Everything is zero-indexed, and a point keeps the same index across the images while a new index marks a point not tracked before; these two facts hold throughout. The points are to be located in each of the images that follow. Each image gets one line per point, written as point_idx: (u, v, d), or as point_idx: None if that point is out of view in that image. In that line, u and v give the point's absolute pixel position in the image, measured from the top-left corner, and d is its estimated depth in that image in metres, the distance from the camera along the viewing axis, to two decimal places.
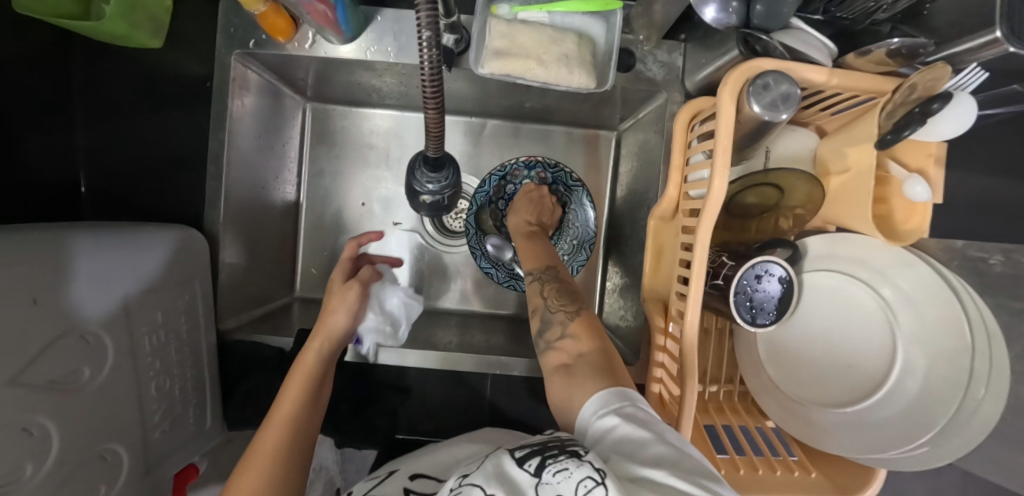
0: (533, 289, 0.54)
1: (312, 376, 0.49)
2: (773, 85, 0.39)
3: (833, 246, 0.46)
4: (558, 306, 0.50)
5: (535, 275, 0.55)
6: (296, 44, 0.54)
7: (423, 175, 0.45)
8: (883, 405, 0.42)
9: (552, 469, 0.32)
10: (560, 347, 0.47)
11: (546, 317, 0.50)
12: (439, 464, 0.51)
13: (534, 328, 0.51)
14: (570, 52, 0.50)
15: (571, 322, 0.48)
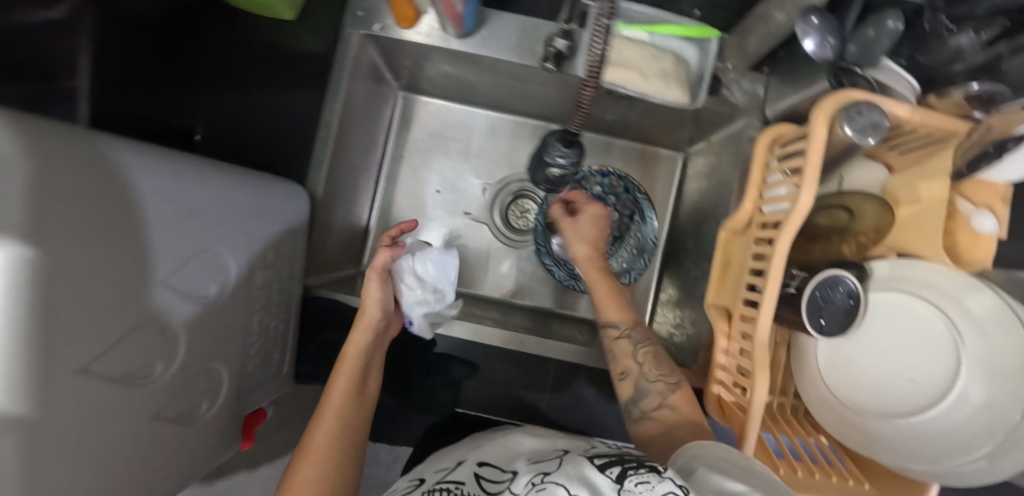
0: (621, 348, 0.55)
1: (355, 372, 0.56)
2: (866, 112, 0.43)
3: (899, 269, 0.50)
4: (655, 377, 0.52)
5: (621, 333, 0.56)
6: (416, 31, 0.60)
7: (556, 148, 0.58)
8: (946, 415, 0.45)
9: (636, 478, 0.32)
10: (659, 417, 0.50)
11: (643, 386, 0.52)
12: (505, 455, 0.50)
13: (628, 394, 0.53)
14: (667, 70, 0.55)
15: (672, 393, 0.51)
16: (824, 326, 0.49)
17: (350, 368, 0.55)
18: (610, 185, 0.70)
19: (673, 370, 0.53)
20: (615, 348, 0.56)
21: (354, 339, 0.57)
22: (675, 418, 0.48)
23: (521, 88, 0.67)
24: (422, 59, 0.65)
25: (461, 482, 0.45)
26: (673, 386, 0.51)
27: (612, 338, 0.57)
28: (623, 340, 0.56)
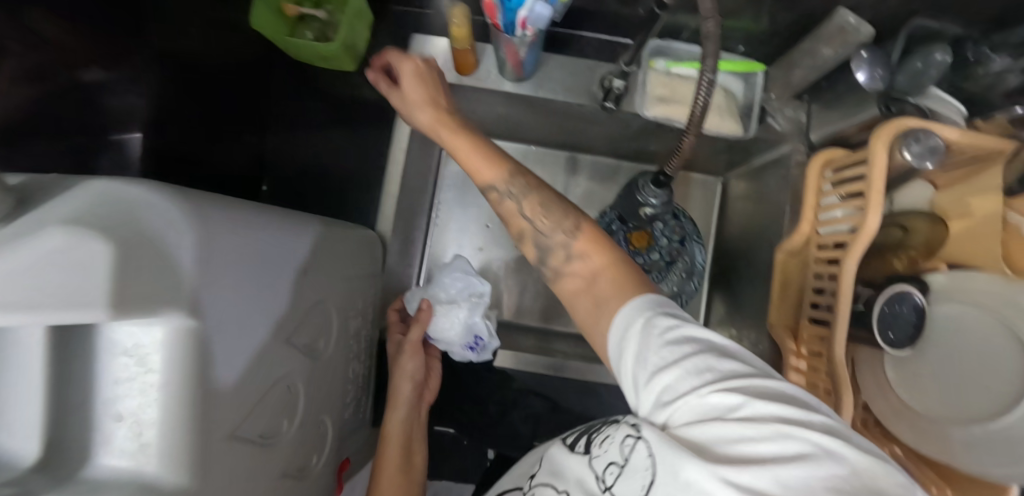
0: (507, 208, 0.46)
1: (398, 446, 0.55)
2: (924, 138, 0.47)
3: (955, 281, 0.52)
4: (551, 227, 0.44)
5: (501, 194, 0.46)
6: (474, 76, 0.62)
7: (648, 190, 0.56)
8: (1013, 417, 0.43)
9: (604, 438, 0.37)
10: (574, 270, 0.43)
11: (543, 241, 0.45)
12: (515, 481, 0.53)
13: (534, 257, 0.46)
14: (717, 104, 0.58)
15: (575, 238, 0.42)
16: (893, 340, 0.52)
17: (394, 442, 0.55)
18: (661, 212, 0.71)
19: (568, 213, 0.44)
20: (502, 211, 0.47)
21: (392, 418, 0.57)
22: (590, 268, 0.41)
23: (571, 123, 0.69)
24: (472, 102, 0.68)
25: None
26: (573, 232, 0.43)
27: (496, 202, 0.47)
28: None
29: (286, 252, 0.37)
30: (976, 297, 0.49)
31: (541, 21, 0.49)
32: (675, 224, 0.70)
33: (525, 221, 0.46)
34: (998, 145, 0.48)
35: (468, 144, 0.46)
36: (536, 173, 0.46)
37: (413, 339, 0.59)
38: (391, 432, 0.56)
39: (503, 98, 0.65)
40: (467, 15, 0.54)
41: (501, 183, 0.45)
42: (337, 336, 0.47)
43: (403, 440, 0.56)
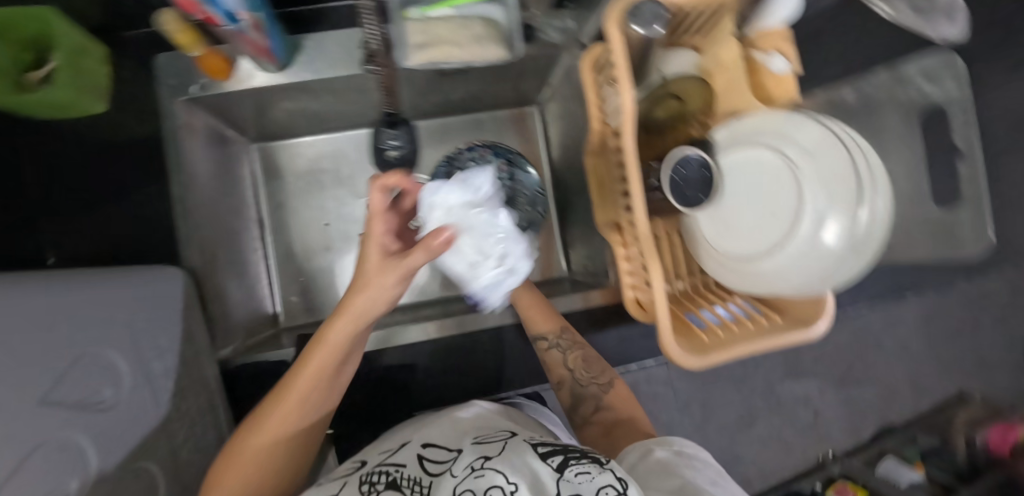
0: (553, 357, 0.65)
1: (314, 398, 0.46)
2: (644, 8, 0.48)
3: (732, 131, 0.55)
4: (588, 381, 0.62)
5: (549, 343, 0.65)
6: (235, 81, 0.60)
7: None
8: (798, 239, 0.48)
9: (574, 470, 0.38)
10: (597, 420, 0.59)
11: (579, 390, 0.62)
12: (451, 433, 0.50)
13: (569, 401, 0.63)
14: (479, 33, 0.58)
15: (604, 394, 0.61)
16: (693, 201, 0.53)
17: (303, 402, 0.45)
18: (480, 155, 0.72)
19: (603, 371, 0.63)
20: (548, 358, 0.65)
21: (320, 352, 0.43)
22: (610, 419, 0.58)
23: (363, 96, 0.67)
24: (252, 103, 0.65)
25: (403, 464, 0.45)
26: (604, 387, 0.62)
27: (544, 348, 0.65)
28: (553, 350, 0.65)
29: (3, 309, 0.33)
30: (762, 139, 0.52)
31: (237, 3, 0.47)
32: (500, 162, 0.72)
33: (566, 371, 0.64)
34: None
35: (529, 297, 0.66)
36: (577, 338, 0.65)
37: (407, 264, 0.40)
38: (300, 391, 0.44)
39: (279, 90, 0.63)
40: (182, 16, 0.50)
41: (552, 334, 0.65)
42: (140, 381, 0.44)
43: (312, 404, 0.46)
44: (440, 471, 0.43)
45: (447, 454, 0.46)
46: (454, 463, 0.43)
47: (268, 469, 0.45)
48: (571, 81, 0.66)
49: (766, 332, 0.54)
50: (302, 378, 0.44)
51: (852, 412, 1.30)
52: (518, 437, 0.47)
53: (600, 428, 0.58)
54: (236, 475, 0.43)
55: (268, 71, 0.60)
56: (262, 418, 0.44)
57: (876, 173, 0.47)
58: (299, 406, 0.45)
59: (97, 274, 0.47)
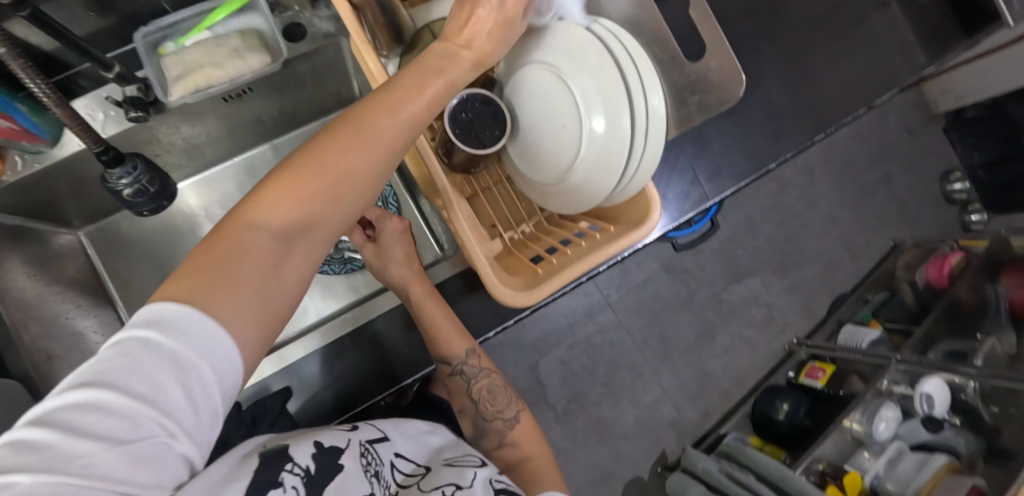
0: (458, 383, 0.62)
1: (382, 162, 0.34)
2: None
3: (506, 63, 0.55)
4: (493, 415, 0.61)
5: (455, 368, 0.59)
6: (10, 172, 0.56)
7: (109, 173, 0.40)
8: (590, 145, 0.49)
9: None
10: (497, 455, 0.59)
11: (483, 425, 0.61)
12: (420, 451, 0.53)
13: (471, 430, 0.63)
14: (238, 46, 0.56)
15: (507, 432, 0.60)
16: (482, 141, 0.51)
17: (365, 147, 0.33)
18: None
19: (510, 405, 0.62)
20: (451, 382, 0.62)
21: (382, 116, 0.34)
22: (512, 458, 0.57)
23: (164, 149, 0.64)
24: (46, 192, 0.62)
25: (383, 461, 0.47)
26: (509, 421, 0.60)
27: (447, 372, 0.61)
28: (458, 376, 0.61)
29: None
30: (533, 60, 0.52)
31: None
32: None
33: (470, 400, 0.63)
34: None
35: (436, 306, 0.58)
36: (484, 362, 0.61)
37: None
38: (385, 116, 0.34)
39: (66, 170, 0.60)
40: None
41: (457, 360, 0.58)
42: None
43: (400, 144, 0.35)
44: (407, 485, 0.47)
45: (419, 474, 0.48)
46: (424, 481, 0.47)
47: (285, 247, 0.30)
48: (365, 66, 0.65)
49: (597, 245, 0.52)
50: (402, 103, 0.35)
51: (799, 293, 1.33)
52: (487, 471, 0.49)
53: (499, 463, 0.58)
54: (274, 202, 0.30)
55: (41, 151, 0.57)
56: (321, 161, 0.31)
57: (643, 70, 0.47)
58: (361, 170, 0.33)
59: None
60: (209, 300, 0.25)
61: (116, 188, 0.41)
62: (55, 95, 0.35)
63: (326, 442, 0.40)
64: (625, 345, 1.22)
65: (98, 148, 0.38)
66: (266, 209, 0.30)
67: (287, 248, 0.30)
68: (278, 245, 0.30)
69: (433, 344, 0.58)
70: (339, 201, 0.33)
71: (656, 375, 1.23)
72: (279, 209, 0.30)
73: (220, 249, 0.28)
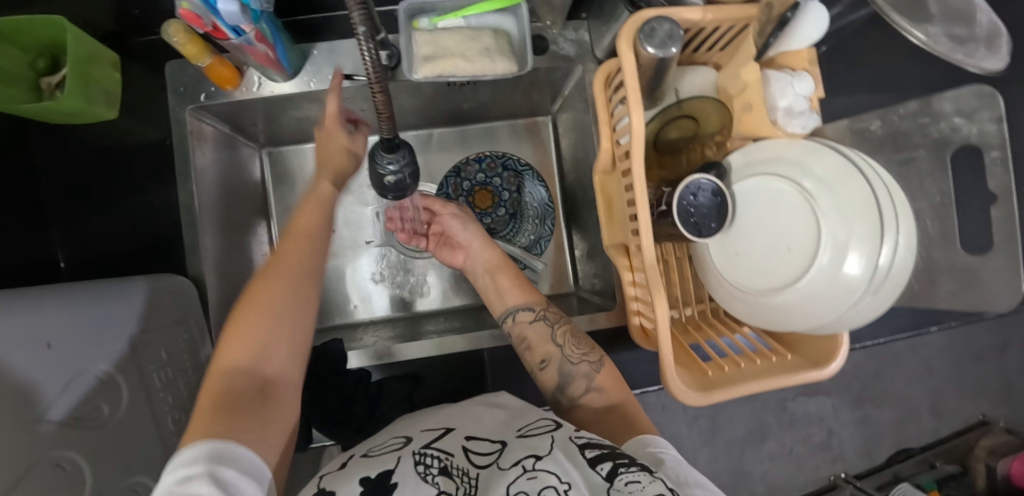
0: (539, 333, 0.57)
1: (306, 270, 0.42)
2: (658, 27, 0.45)
3: (749, 155, 0.53)
4: (579, 359, 0.54)
5: (538, 313, 0.58)
6: (244, 89, 0.59)
7: (381, 157, 0.41)
8: (819, 280, 0.47)
9: (626, 479, 0.38)
10: (587, 403, 0.53)
11: (567, 370, 0.54)
12: (492, 425, 0.50)
13: (554, 382, 0.55)
14: (489, 46, 0.57)
15: (595, 375, 0.54)
16: (702, 229, 0.50)
17: (277, 285, 0.39)
18: (489, 168, 0.76)
19: (593, 348, 0.55)
20: (532, 333, 0.57)
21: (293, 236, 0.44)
22: (600, 404, 0.52)
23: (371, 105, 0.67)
24: (260, 113, 0.65)
25: (451, 452, 0.45)
26: (595, 365, 0.54)
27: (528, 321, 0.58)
28: (537, 323, 0.57)
29: (9, 332, 0.33)
30: (775, 170, 0.51)
31: (239, 19, 0.45)
32: (507, 174, 0.76)
33: (554, 346, 0.56)
34: (743, 14, 0.49)
35: (500, 259, 0.64)
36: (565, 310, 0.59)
37: None
38: (287, 258, 0.41)
39: (285, 101, 0.63)
40: (187, 27, 0.49)
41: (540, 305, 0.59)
42: (138, 394, 0.44)
43: (312, 258, 0.43)
44: (488, 464, 0.44)
45: (496, 446, 0.47)
46: (502, 457, 0.44)
47: (255, 375, 0.35)
48: (584, 96, 0.65)
49: (776, 369, 0.51)
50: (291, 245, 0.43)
51: (866, 433, 1.26)
52: (564, 431, 0.47)
53: (589, 412, 0.52)
54: (235, 338, 0.36)
55: (274, 79, 0.59)
56: (254, 297, 0.38)
57: (906, 228, 0.44)
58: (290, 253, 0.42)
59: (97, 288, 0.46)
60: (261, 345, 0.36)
61: (382, 173, 0.42)
62: (379, 77, 0.33)
63: (375, 472, 0.42)
64: (679, 416, 1.20)
65: (388, 135, 0.38)
66: (234, 347, 0.36)
67: (265, 382, 0.35)
68: (248, 379, 0.35)
69: (495, 300, 0.61)
70: (285, 341, 0.38)
71: (694, 455, 1.21)
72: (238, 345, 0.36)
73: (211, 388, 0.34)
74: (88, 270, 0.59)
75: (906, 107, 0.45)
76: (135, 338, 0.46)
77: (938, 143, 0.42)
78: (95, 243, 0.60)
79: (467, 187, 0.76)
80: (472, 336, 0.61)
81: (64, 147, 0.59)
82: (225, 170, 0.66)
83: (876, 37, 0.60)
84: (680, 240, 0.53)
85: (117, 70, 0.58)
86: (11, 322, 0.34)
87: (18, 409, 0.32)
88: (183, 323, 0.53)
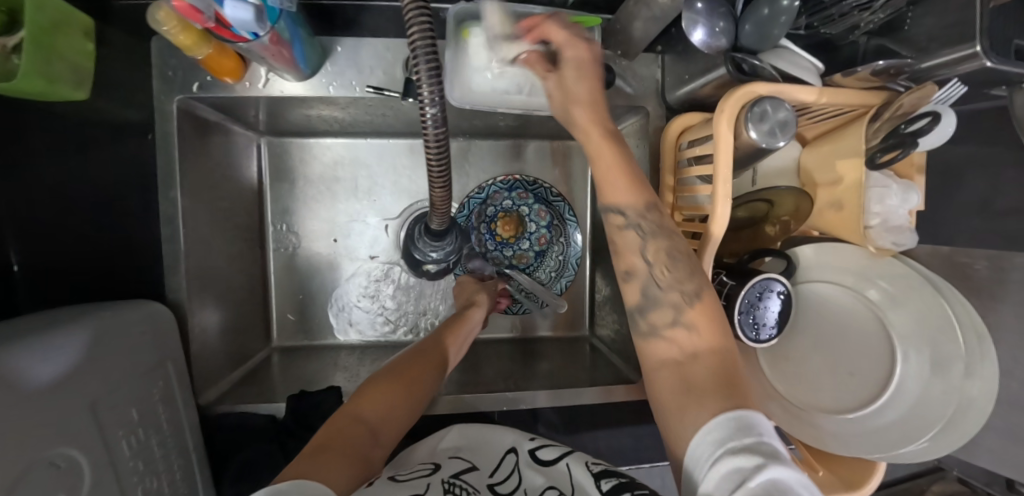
0: (625, 238, 0.45)
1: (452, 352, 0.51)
2: (771, 112, 0.38)
3: (820, 255, 0.49)
4: (668, 284, 0.42)
5: (626, 222, 0.44)
6: (247, 83, 0.49)
7: None
8: (884, 408, 0.43)
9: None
10: (671, 338, 0.41)
11: (652, 291, 0.43)
12: (508, 451, 0.43)
13: (634, 299, 0.45)
14: None
15: (687, 307, 0.41)
16: (759, 334, 0.46)
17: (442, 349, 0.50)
18: (519, 197, 0.69)
19: (692, 272, 0.41)
20: (619, 240, 0.45)
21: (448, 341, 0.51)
22: (689, 346, 0.40)
23: (395, 111, 0.57)
24: (262, 107, 0.54)
25: (474, 482, 0.37)
26: (689, 297, 0.41)
27: (615, 226, 0.45)
28: (627, 230, 0.44)
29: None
30: (838, 278, 0.48)
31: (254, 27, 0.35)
32: (539, 206, 0.68)
33: (642, 259, 0.44)
34: (860, 101, 0.41)
35: (588, 87, 0.43)
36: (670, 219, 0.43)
37: None
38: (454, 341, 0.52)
39: (293, 102, 0.52)
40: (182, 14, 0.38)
41: (636, 211, 0.43)
42: (104, 469, 0.37)
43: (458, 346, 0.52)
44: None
45: (510, 463, 0.41)
46: (525, 487, 0.37)
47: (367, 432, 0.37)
48: (643, 140, 0.57)
49: None
50: (413, 362, 0.45)
51: None
52: (581, 457, 0.40)
53: (670, 350, 0.41)
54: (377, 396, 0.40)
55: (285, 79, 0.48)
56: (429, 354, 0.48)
57: (985, 361, 0.40)
58: (413, 379, 0.43)
59: (42, 334, 0.37)
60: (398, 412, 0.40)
61: None
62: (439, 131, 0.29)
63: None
64: None
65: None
66: (371, 405, 0.39)
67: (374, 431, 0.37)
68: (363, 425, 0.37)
69: (599, 187, 0.45)
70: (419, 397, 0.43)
71: None
72: (373, 410, 0.39)
73: (337, 431, 0.36)
74: (48, 276, 0.50)
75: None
76: (101, 398, 0.38)
77: None
78: (54, 246, 0.50)
79: (491, 213, 0.68)
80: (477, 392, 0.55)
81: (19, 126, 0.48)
82: (216, 167, 0.56)
83: None
84: (729, 336, 0.48)
85: (91, 40, 0.46)
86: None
87: None
88: (158, 365, 0.45)
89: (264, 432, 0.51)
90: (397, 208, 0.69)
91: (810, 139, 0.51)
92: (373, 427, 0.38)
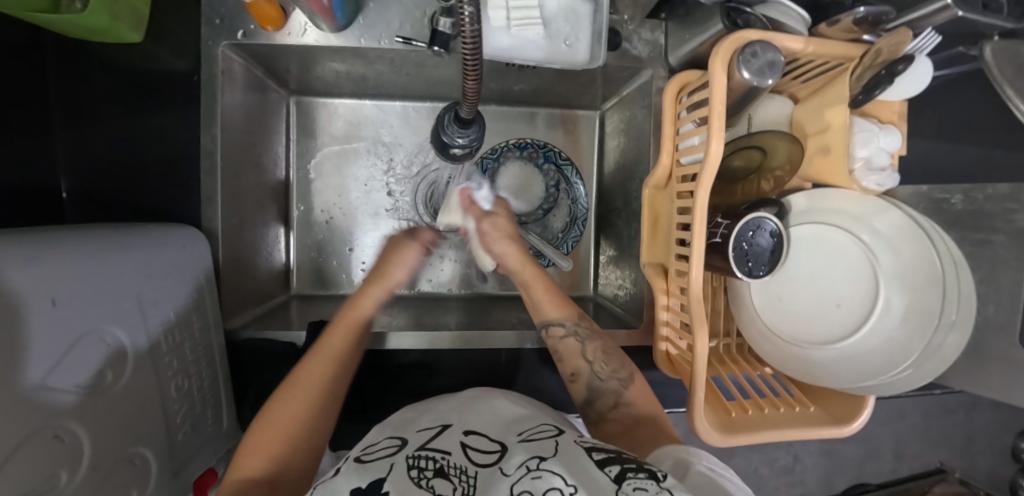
0: (570, 348, 0.54)
1: (344, 367, 0.49)
2: (761, 53, 0.42)
3: (814, 200, 0.51)
4: (607, 375, 0.52)
5: (569, 330, 0.55)
6: (286, 32, 0.53)
7: (451, 128, 0.51)
8: (867, 340, 0.47)
9: (631, 484, 0.33)
10: (614, 417, 0.50)
11: (597, 385, 0.52)
12: (494, 424, 0.45)
13: (582, 396, 0.52)
14: (565, 34, 0.55)
15: (626, 389, 0.51)
16: (753, 270, 0.48)
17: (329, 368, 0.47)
18: (530, 156, 0.72)
19: (624, 365, 0.53)
20: (563, 349, 0.54)
21: (312, 365, 0.47)
22: (630, 418, 0.48)
23: (419, 70, 0.62)
24: (297, 59, 0.59)
25: (448, 450, 0.40)
26: (625, 382, 0.51)
27: (557, 336, 0.55)
28: (569, 337, 0.54)
29: (14, 288, 0.30)
30: (831, 220, 0.50)
31: None
32: (549, 166, 0.72)
33: (584, 361, 0.53)
34: (844, 52, 0.45)
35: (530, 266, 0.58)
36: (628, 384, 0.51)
37: None
38: (326, 355, 0.48)
39: (326, 52, 0.57)
40: None
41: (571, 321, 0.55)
42: (144, 358, 0.41)
43: (349, 356, 0.50)
44: (488, 464, 0.39)
45: (495, 445, 0.42)
46: (505, 459, 0.39)
47: (263, 482, 0.39)
48: (646, 101, 0.61)
49: (800, 420, 0.50)
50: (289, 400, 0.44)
51: (828, 466, 1.24)
52: (568, 437, 0.43)
53: (615, 426, 0.49)
54: (257, 450, 0.40)
55: (323, 29, 0.53)
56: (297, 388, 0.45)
57: (966, 289, 0.43)
58: (294, 417, 0.43)
59: (102, 232, 0.41)
60: (291, 454, 0.41)
61: (453, 143, 0.52)
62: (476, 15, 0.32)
63: (368, 481, 0.36)
64: None
65: (467, 112, 0.44)
66: (248, 462, 0.40)
67: (275, 481, 0.39)
68: (262, 483, 0.38)
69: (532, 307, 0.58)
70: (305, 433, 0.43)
71: None
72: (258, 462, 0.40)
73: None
74: (93, 205, 0.55)
75: (996, 185, 0.43)
76: (145, 297, 0.42)
77: (1021, 232, 0.41)
78: (100, 176, 0.54)
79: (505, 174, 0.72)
80: (471, 332, 0.59)
81: (80, 64, 0.53)
82: (253, 115, 0.61)
83: (953, 94, 0.57)
84: (725, 274, 0.51)
85: None
86: (15, 279, 0.30)
87: (16, 376, 0.29)
88: (192, 279, 0.49)
89: (286, 355, 0.57)
90: (413, 166, 0.74)
91: (801, 97, 0.55)
92: (271, 478, 0.39)
